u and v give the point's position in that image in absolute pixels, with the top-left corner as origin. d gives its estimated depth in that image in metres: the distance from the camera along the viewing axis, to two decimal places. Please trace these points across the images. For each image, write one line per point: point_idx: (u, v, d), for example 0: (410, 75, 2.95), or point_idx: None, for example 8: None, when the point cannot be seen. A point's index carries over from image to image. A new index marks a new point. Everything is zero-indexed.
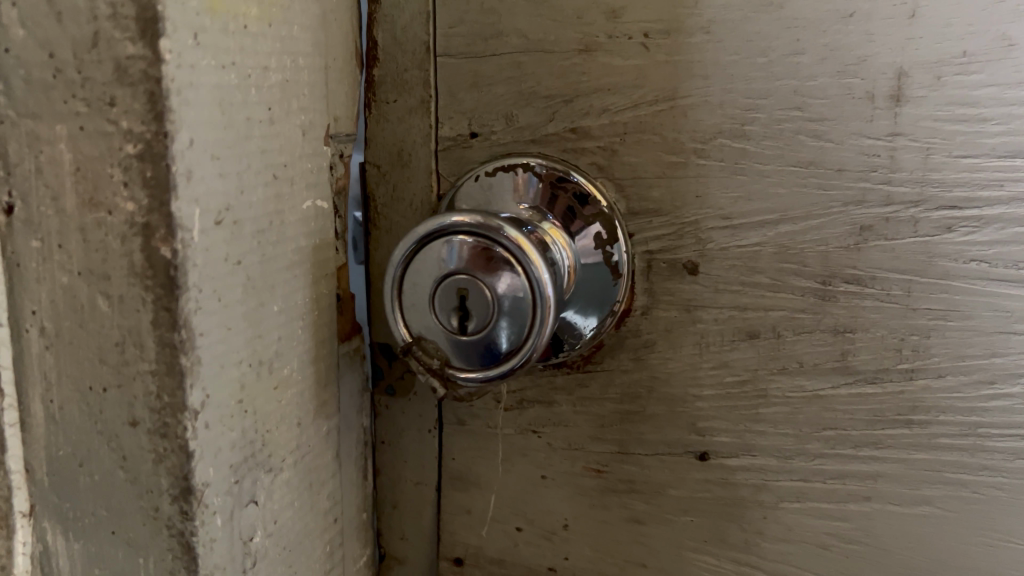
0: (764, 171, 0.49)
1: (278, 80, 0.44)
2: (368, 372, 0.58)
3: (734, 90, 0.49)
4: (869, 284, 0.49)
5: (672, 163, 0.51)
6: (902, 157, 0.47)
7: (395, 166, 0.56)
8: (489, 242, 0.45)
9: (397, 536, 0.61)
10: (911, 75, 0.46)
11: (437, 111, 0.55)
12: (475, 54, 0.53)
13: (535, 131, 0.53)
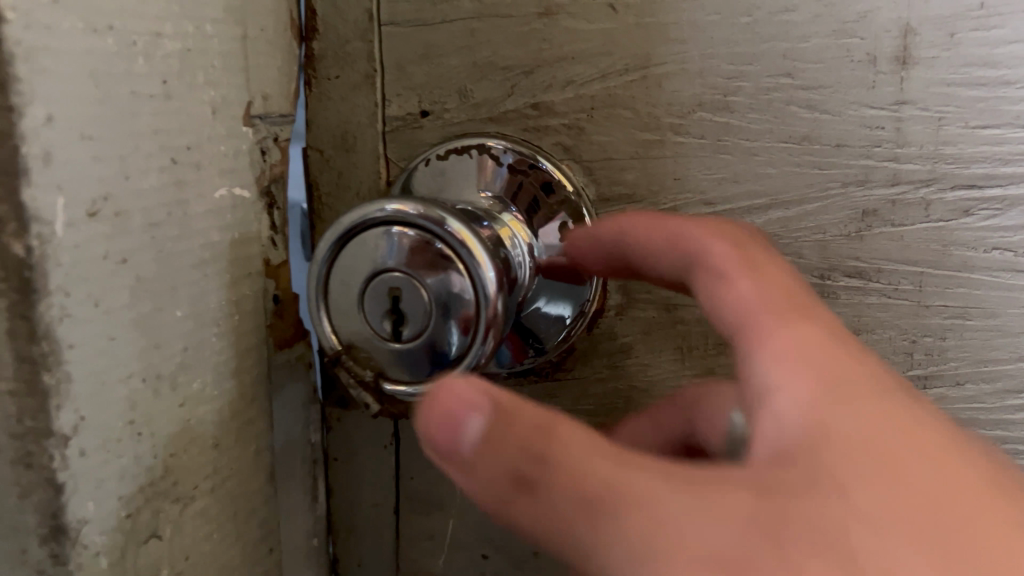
0: (750, 149, 0.43)
1: (174, 47, 0.37)
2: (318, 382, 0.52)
3: (716, 55, 0.42)
4: (874, 278, 0.42)
5: (646, 141, 0.44)
6: (911, 129, 0.40)
7: (340, 150, 0.50)
8: (430, 236, 0.38)
9: (353, 563, 0.55)
10: (919, 33, 0.39)
11: (384, 87, 0.48)
12: (425, 22, 0.47)
13: (493, 107, 0.47)
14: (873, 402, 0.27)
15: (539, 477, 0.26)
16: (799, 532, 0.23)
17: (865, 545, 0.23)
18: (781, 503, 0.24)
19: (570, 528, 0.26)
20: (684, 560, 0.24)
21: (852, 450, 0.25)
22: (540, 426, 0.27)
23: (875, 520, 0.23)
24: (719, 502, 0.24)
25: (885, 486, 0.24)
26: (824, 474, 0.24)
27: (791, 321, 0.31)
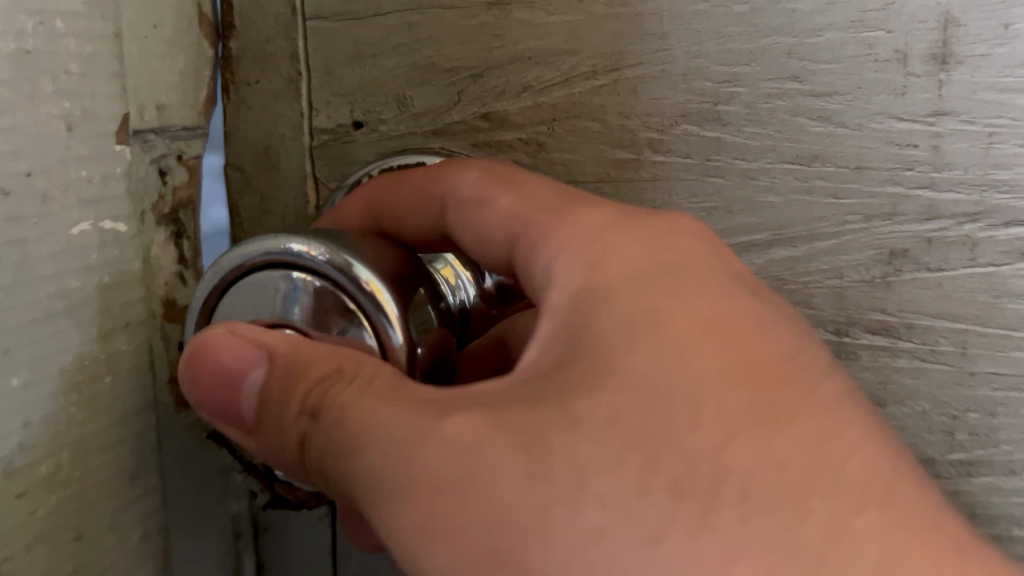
0: (747, 170, 0.34)
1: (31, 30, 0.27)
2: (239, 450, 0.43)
3: (705, 54, 0.33)
4: (904, 335, 0.33)
5: (619, 161, 0.35)
6: (952, 148, 0.31)
7: (261, 170, 0.40)
8: (326, 283, 0.27)
9: None
10: (963, 24, 0.30)
11: (309, 94, 0.39)
12: (355, 14, 0.37)
13: (435, 117, 0.38)
14: (647, 291, 0.22)
15: (311, 431, 0.22)
16: (525, 457, 0.19)
17: (595, 464, 0.19)
18: (512, 425, 0.19)
19: (335, 470, 0.21)
20: (392, 493, 0.19)
21: (602, 352, 0.21)
22: (325, 374, 0.22)
23: (612, 431, 0.19)
24: (439, 420, 0.19)
25: (632, 395, 0.20)
26: (563, 390, 0.20)
27: (530, 230, 0.27)
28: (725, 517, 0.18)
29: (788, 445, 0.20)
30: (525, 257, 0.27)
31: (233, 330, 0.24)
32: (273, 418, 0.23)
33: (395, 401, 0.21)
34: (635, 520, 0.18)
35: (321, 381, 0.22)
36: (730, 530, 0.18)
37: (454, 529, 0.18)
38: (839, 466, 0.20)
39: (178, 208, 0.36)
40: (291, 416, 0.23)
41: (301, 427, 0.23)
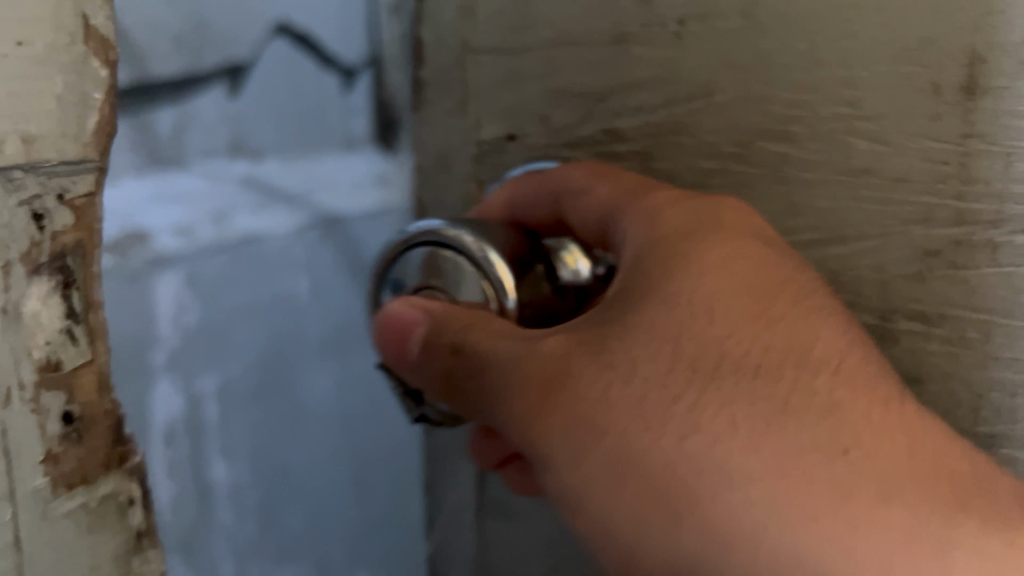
0: (808, 181, 0.41)
1: (166, 124, 0.42)
2: (215, 423, 0.45)
3: (775, 83, 0.40)
4: (936, 322, 0.39)
5: (707, 170, 0.43)
6: (977, 164, 0.37)
7: (439, 171, 0.54)
8: (466, 256, 0.38)
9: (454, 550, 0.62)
10: (988, 60, 0.36)
11: (473, 111, 0.51)
12: (510, 49, 0.48)
13: (568, 132, 0.47)
14: (689, 250, 0.35)
15: (459, 364, 0.35)
16: (595, 357, 0.32)
17: (639, 357, 0.32)
18: (587, 343, 0.33)
19: (475, 391, 0.34)
20: (513, 391, 0.33)
21: (651, 291, 0.34)
22: (470, 323, 0.35)
23: (652, 336, 0.32)
24: (542, 342, 0.33)
25: (666, 309, 0.33)
26: (622, 316, 0.34)
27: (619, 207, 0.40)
28: (722, 377, 0.31)
29: (763, 333, 0.32)
30: (619, 224, 0.39)
31: (410, 301, 0.37)
32: (428, 356, 0.36)
33: (508, 339, 0.34)
34: (658, 385, 0.31)
35: (463, 328, 0.35)
36: (727, 387, 0.31)
37: (552, 407, 0.31)
38: (807, 342, 0.32)
39: (64, 255, 0.34)
40: (439, 353, 0.35)
41: (447, 361, 0.35)
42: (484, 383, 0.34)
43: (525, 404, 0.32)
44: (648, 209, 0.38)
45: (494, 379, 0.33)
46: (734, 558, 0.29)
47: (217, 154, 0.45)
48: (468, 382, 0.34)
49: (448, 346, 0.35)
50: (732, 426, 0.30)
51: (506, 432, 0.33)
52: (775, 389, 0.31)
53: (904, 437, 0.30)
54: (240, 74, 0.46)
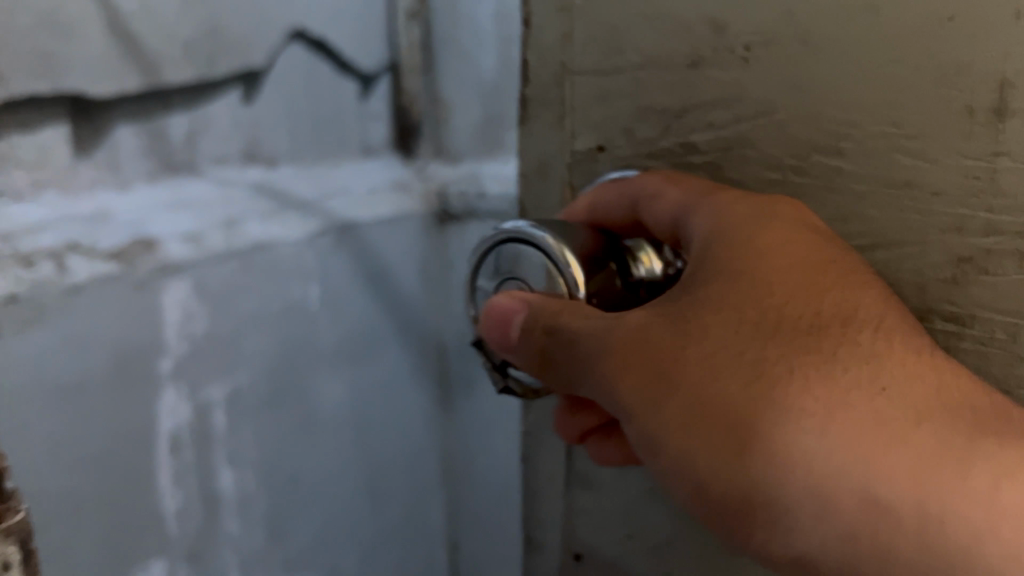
0: (862, 193, 0.45)
1: (178, 128, 0.56)
2: (169, 427, 0.54)
3: (830, 104, 0.45)
4: (969, 323, 0.44)
5: (770, 179, 0.48)
6: (1005, 180, 0.41)
7: (540, 179, 0.59)
8: (545, 254, 0.45)
9: (542, 525, 0.76)
10: (1015, 87, 0.39)
11: (571, 125, 0.56)
12: (603, 69, 0.53)
13: (650, 144, 0.52)
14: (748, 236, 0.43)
15: (559, 339, 0.43)
16: (675, 324, 0.40)
17: (711, 321, 0.39)
18: (668, 314, 0.41)
19: (577, 358, 0.42)
20: (607, 355, 0.40)
21: (719, 271, 0.41)
22: (565, 306, 0.43)
23: (721, 306, 0.40)
24: (628, 317, 0.41)
25: (733, 285, 0.41)
26: (696, 292, 0.41)
27: (686, 209, 0.46)
28: (781, 333, 0.38)
29: (816, 300, 0.40)
30: (690, 221, 0.46)
31: (511, 293, 0.45)
32: (525, 338, 0.44)
33: (594, 319, 0.42)
34: (727, 341, 0.38)
35: (553, 312, 0.43)
36: (785, 340, 0.38)
37: (640, 365, 0.39)
38: (852, 307, 0.40)
39: None
40: (535, 334, 0.44)
41: (542, 340, 0.43)
42: (582, 351, 0.42)
43: (618, 365, 0.40)
44: (708, 210, 0.45)
45: (588, 347, 0.41)
46: (786, 476, 0.36)
47: (201, 186, 0.57)
48: (564, 355, 0.42)
49: (543, 328, 0.43)
50: (789, 368, 0.37)
51: (603, 390, 0.41)
52: (813, 346, 0.38)
53: (934, 376, 0.37)
54: (251, 85, 0.60)
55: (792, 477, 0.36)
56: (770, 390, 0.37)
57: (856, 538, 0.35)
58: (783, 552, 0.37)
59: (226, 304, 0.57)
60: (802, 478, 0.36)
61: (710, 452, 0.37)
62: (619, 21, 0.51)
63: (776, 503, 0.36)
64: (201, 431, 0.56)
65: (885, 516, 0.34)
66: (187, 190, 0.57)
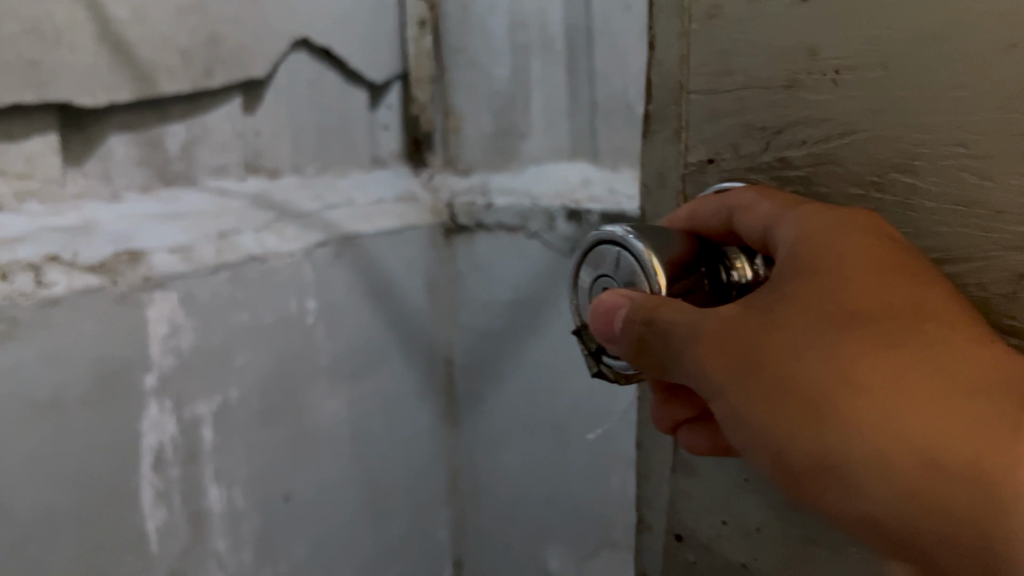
0: (931, 209, 0.48)
1: (175, 139, 0.97)
2: (149, 440, 0.86)
3: (906, 125, 0.47)
4: None
5: (854, 195, 0.51)
6: None
7: (658, 188, 0.64)
8: (636, 259, 0.52)
9: (648, 504, 0.73)
10: None
11: (683, 139, 0.60)
12: (712, 89, 0.57)
13: (752, 159, 0.56)
14: (822, 238, 0.48)
15: (655, 330, 0.49)
16: (757, 316, 0.46)
17: (788, 313, 0.45)
18: (752, 308, 0.47)
19: (672, 346, 0.49)
20: (696, 343, 0.47)
21: (801, 269, 0.47)
22: (659, 303, 0.49)
23: (799, 300, 0.46)
24: (718, 311, 0.48)
25: (811, 281, 0.46)
26: (781, 288, 0.47)
27: (774, 221, 0.51)
28: (848, 322, 0.44)
29: (883, 294, 0.44)
30: (777, 234, 0.50)
31: (617, 292, 0.52)
32: (627, 328, 0.50)
33: (694, 314, 0.48)
34: (800, 331, 0.45)
35: (654, 307, 0.49)
36: (851, 329, 0.43)
37: (722, 351, 0.46)
38: (917, 297, 0.44)
39: None
40: (636, 325, 0.50)
41: (641, 330, 0.50)
42: (675, 339, 0.48)
43: (707, 351, 0.47)
44: (792, 222, 0.49)
45: (680, 337, 0.48)
46: (847, 452, 0.42)
47: (157, 232, 0.88)
48: (663, 342, 0.49)
49: (642, 320, 0.50)
50: (852, 353, 0.43)
51: (694, 373, 0.48)
52: (880, 333, 0.43)
53: (991, 359, 0.41)
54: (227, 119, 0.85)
55: (857, 442, 0.41)
56: (844, 369, 0.42)
57: (910, 495, 0.40)
58: (845, 511, 0.42)
59: (204, 353, 0.90)
60: (865, 447, 0.41)
61: (791, 421, 0.43)
62: (729, 46, 0.55)
63: (841, 465, 0.42)
64: (188, 444, 0.90)
65: (935, 478, 0.39)
66: (122, 204, 0.91)
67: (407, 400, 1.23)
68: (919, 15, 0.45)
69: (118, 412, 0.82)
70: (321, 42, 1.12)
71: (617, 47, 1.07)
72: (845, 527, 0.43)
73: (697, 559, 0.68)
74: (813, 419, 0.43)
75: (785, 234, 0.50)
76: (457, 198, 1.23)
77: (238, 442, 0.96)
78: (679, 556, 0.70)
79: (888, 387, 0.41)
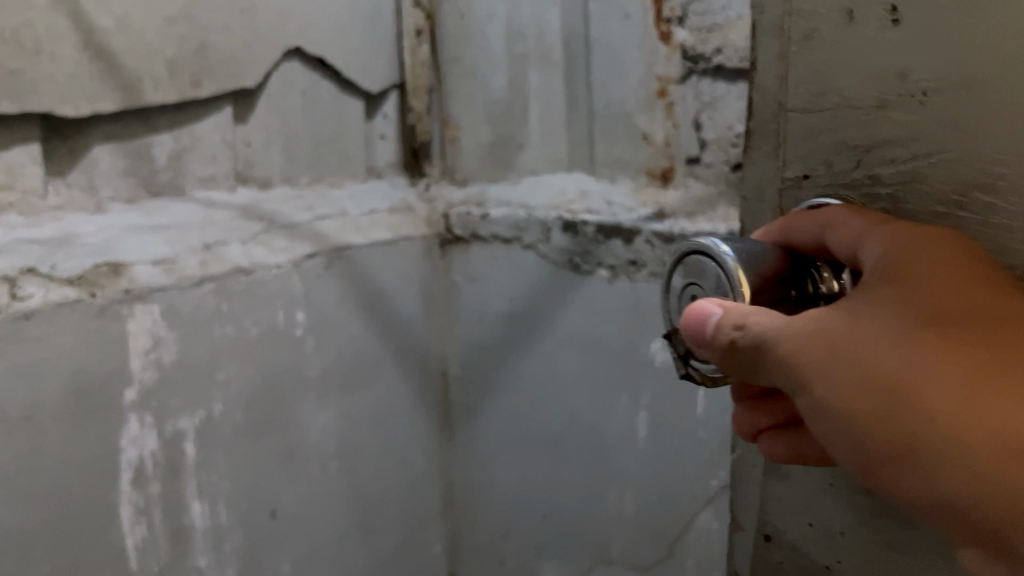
0: (1011, 228, 0.54)
1: (161, 147, 0.96)
2: (129, 454, 0.83)
3: (991, 147, 0.53)
4: None
5: (939, 212, 0.57)
6: None
7: (756, 200, 0.72)
8: (724, 270, 0.53)
9: (741, 505, 0.80)
10: None
11: (782, 154, 0.68)
12: (810, 109, 0.64)
13: (845, 175, 0.63)
14: (908, 249, 0.48)
15: (742, 331, 0.49)
16: (840, 315, 0.46)
17: (870, 311, 0.45)
18: (836, 310, 0.47)
19: (757, 346, 0.48)
20: (780, 342, 0.47)
21: (886, 276, 0.47)
22: (747, 312, 0.49)
23: (883, 302, 0.45)
24: (802, 314, 0.47)
25: (895, 285, 0.46)
26: (865, 292, 0.47)
27: (863, 239, 0.51)
28: (931, 320, 0.43)
29: (968, 297, 0.44)
30: (865, 255, 0.51)
31: (712, 300, 0.52)
32: (715, 335, 0.50)
33: (784, 319, 0.48)
34: (882, 326, 0.44)
35: (745, 313, 0.49)
36: (932, 325, 0.43)
37: (805, 346, 0.46)
38: (1002, 303, 0.43)
39: None
40: (725, 330, 0.50)
41: (731, 335, 0.49)
42: (758, 338, 0.48)
43: (790, 349, 0.47)
44: (881, 240, 0.50)
45: (767, 337, 0.48)
46: (925, 438, 0.41)
47: (138, 244, 0.86)
48: (749, 346, 0.49)
49: (733, 325, 0.49)
50: (933, 346, 0.42)
51: (778, 371, 0.47)
52: (966, 330, 0.42)
53: None
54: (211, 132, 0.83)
55: (936, 428, 0.40)
56: (920, 358, 0.42)
57: (985, 479, 0.39)
58: (922, 499, 0.41)
59: (186, 367, 0.88)
60: (945, 431, 0.40)
61: (868, 412, 0.43)
62: (825, 69, 0.62)
63: (919, 451, 0.41)
64: (171, 459, 0.87)
65: (1010, 460, 0.38)
66: (105, 216, 0.89)
67: (402, 413, 1.22)
68: (998, 48, 0.52)
69: (93, 427, 0.79)
70: (315, 50, 1.11)
71: (614, 56, 1.07)
72: (922, 516, 0.42)
73: (783, 559, 0.74)
74: (892, 410, 0.42)
75: (871, 246, 0.50)
76: (452, 209, 1.22)
77: (222, 458, 0.93)
78: (768, 556, 0.76)
79: (965, 375, 0.40)
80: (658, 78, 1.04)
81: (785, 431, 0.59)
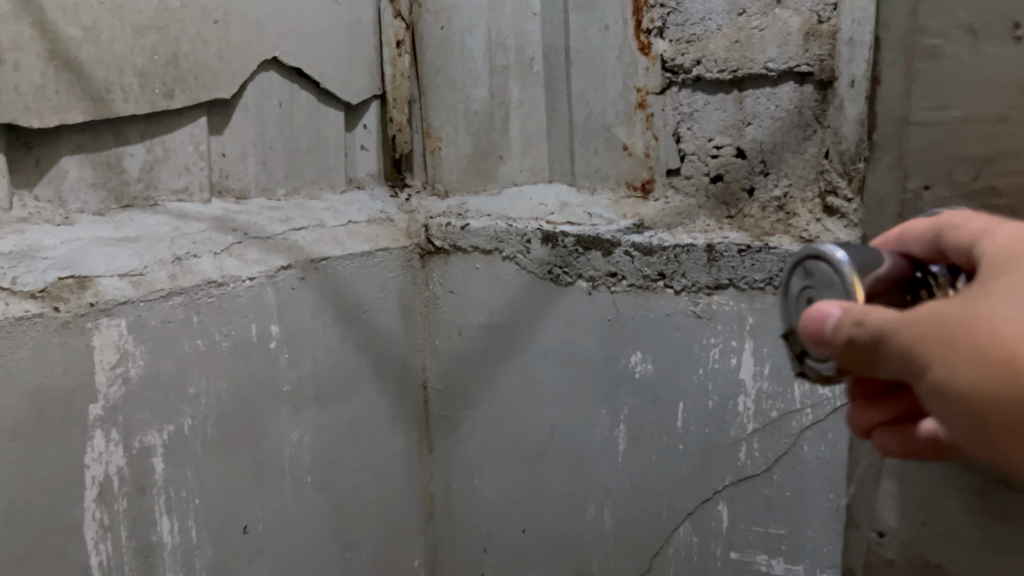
0: None
1: (131, 159, 0.94)
2: (94, 471, 0.81)
3: None
4: None
5: None
6: None
7: (878, 211, 0.86)
8: (839, 273, 0.52)
9: (876, 519, 0.92)
10: None
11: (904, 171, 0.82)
12: (937, 120, 0.79)
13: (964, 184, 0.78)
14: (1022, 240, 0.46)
15: (860, 329, 0.46)
16: (958, 300, 0.44)
17: (991, 292, 0.43)
18: (956, 298, 0.44)
19: (876, 342, 0.45)
20: (899, 331, 0.44)
21: (1004, 266, 0.45)
22: (862, 310, 0.46)
23: (1004, 286, 0.43)
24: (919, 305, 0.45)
25: (1013, 271, 0.44)
26: (984, 281, 0.45)
27: (983, 234, 0.51)
28: None
29: None
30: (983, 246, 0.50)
31: (821, 304, 0.50)
32: (834, 334, 0.48)
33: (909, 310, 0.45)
34: (1004, 303, 0.42)
35: (863, 311, 0.46)
36: None
37: (926, 332, 0.43)
38: None
39: None
40: (845, 327, 0.47)
41: (850, 333, 0.46)
42: (878, 332, 0.45)
43: (910, 336, 0.44)
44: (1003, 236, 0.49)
45: (887, 329, 0.45)
46: None
47: (105, 257, 0.84)
48: (873, 342, 0.45)
49: (852, 322, 0.46)
50: None
51: (902, 363, 0.44)
52: None
53: None
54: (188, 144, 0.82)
55: None
56: None
57: None
58: None
59: (154, 381, 0.86)
60: None
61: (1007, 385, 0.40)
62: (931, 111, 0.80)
63: None
64: (139, 475, 0.85)
65: None
66: (72, 227, 0.87)
67: (381, 426, 1.21)
68: None
69: (52, 445, 0.77)
70: (294, 61, 1.10)
71: (594, 67, 1.12)
72: None
73: (896, 555, 0.91)
74: None
75: (985, 247, 0.49)
76: (433, 218, 1.19)
77: (190, 475, 0.91)
78: (882, 551, 0.92)
79: None
80: (638, 90, 1.08)
81: (897, 428, 0.57)
